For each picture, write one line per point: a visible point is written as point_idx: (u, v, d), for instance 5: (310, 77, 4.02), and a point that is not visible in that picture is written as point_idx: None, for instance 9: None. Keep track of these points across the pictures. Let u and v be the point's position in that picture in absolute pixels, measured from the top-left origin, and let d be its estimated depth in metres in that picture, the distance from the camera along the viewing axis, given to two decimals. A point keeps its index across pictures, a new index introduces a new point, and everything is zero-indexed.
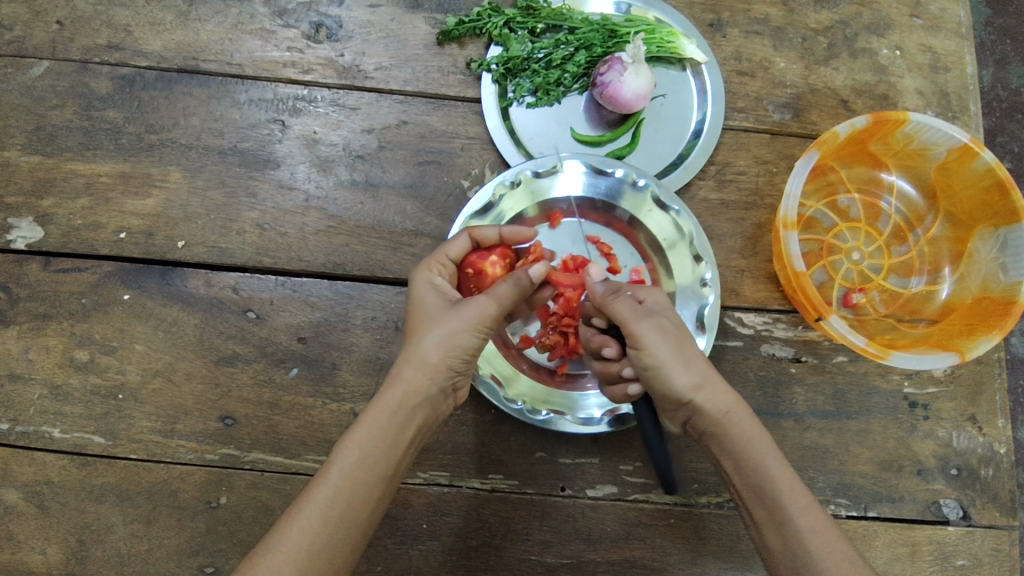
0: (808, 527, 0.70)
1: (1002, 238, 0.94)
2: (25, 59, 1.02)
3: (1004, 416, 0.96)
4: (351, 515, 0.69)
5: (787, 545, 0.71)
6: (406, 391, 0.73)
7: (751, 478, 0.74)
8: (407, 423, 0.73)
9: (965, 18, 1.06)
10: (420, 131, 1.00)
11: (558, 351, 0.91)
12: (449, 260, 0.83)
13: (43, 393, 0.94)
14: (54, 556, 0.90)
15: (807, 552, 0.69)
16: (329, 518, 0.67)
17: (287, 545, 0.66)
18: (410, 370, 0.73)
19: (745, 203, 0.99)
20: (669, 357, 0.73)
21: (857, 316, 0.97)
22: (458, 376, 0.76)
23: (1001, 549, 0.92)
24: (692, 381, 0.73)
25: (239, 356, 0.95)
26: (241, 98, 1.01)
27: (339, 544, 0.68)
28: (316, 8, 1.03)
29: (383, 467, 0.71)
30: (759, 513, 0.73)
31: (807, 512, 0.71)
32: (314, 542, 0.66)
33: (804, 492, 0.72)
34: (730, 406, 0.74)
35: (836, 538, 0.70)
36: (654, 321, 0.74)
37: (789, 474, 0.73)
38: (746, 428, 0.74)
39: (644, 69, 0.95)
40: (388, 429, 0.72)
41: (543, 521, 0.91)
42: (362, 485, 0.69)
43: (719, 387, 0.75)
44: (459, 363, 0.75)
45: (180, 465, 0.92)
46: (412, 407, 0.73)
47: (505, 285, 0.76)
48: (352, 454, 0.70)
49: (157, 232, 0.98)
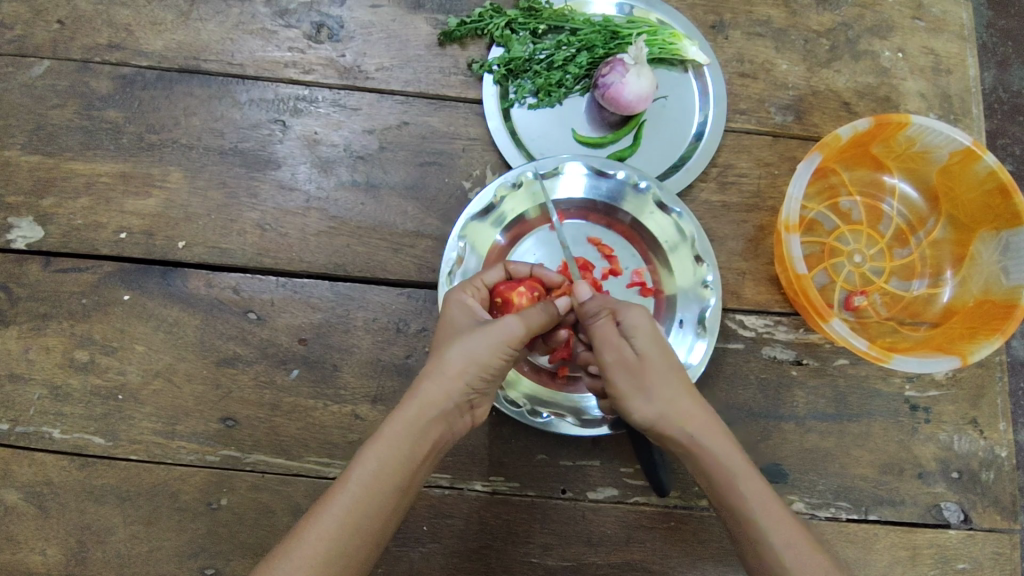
0: (781, 543, 0.70)
1: (1003, 241, 0.94)
2: (25, 58, 1.02)
3: (1005, 420, 0.96)
4: (367, 525, 0.68)
5: (762, 559, 0.71)
6: (424, 405, 0.72)
7: (723, 496, 0.73)
8: (426, 436, 0.72)
9: (968, 21, 1.06)
10: (421, 131, 1.00)
11: (558, 354, 0.91)
12: (483, 285, 0.84)
13: (43, 393, 0.94)
14: (54, 557, 0.90)
15: (782, 567, 0.69)
16: (345, 527, 0.67)
17: (304, 551, 0.66)
18: (430, 383, 0.73)
19: (747, 206, 0.99)
20: (631, 388, 0.75)
21: (858, 319, 0.97)
22: (475, 394, 0.75)
23: (1002, 553, 0.92)
24: (652, 413, 0.74)
25: (240, 357, 0.94)
26: (242, 98, 1.01)
27: (353, 551, 0.68)
28: (317, 8, 1.03)
29: (399, 478, 0.70)
30: (733, 528, 0.74)
31: (780, 526, 0.71)
32: (330, 550, 0.66)
33: (777, 506, 0.72)
34: (696, 430, 0.74)
35: (810, 550, 0.70)
36: (618, 353, 0.75)
37: (761, 492, 0.72)
38: (712, 449, 0.73)
39: (646, 71, 0.95)
40: (406, 441, 0.71)
41: (544, 524, 0.91)
42: (379, 496, 0.69)
43: (684, 411, 0.74)
44: (479, 380, 0.74)
45: (181, 466, 0.92)
46: (432, 421, 0.72)
47: (538, 310, 0.77)
48: (369, 465, 0.69)
49: (158, 233, 0.98)
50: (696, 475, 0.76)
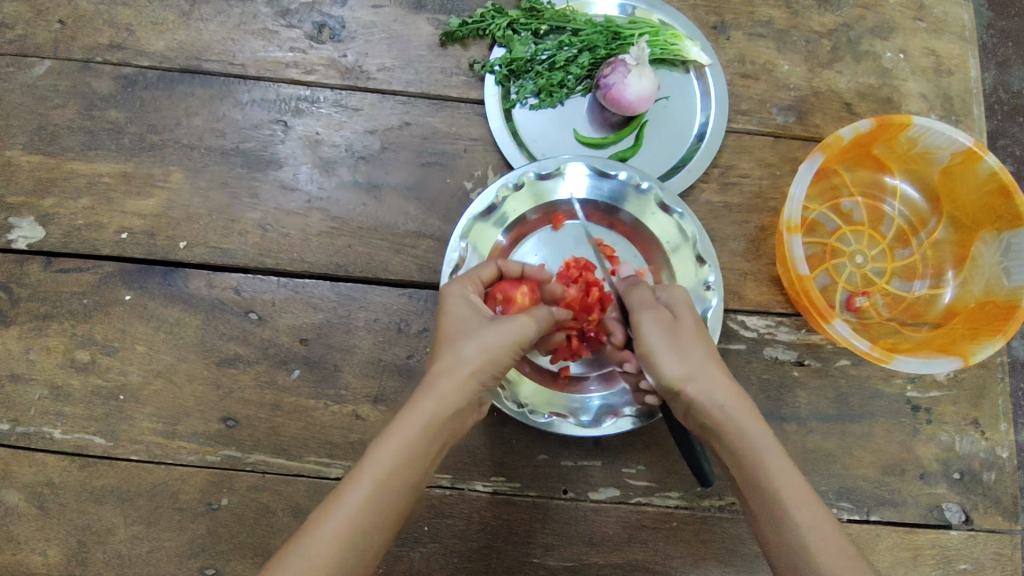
0: (805, 523, 0.66)
1: (1005, 242, 0.94)
2: (27, 58, 1.02)
3: (1006, 421, 0.96)
4: (382, 522, 0.67)
5: (787, 539, 0.67)
6: (440, 400, 0.71)
7: (746, 470, 0.71)
8: (442, 433, 0.71)
9: (969, 22, 1.06)
10: (423, 132, 1.00)
11: (560, 355, 0.91)
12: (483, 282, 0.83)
13: (44, 393, 0.94)
14: (54, 558, 0.90)
15: (806, 548, 0.65)
16: (361, 524, 0.65)
17: (317, 548, 0.63)
18: (443, 378, 0.72)
19: (749, 206, 0.99)
20: (661, 345, 0.76)
21: (860, 320, 0.97)
22: (485, 391, 0.75)
23: (1003, 554, 0.92)
24: (681, 371, 0.74)
25: (241, 357, 0.94)
26: (244, 98, 1.01)
27: (367, 549, 0.66)
28: (319, 8, 1.03)
29: (414, 474, 0.69)
30: (756, 507, 0.70)
31: (806, 505, 0.67)
32: (343, 547, 0.64)
33: (803, 486, 0.69)
34: (724, 399, 0.74)
35: (837, 534, 0.66)
36: (656, 311, 0.78)
37: (787, 467, 0.70)
38: (739, 419, 0.73)
39: (648, 71, 0.95)
40: (422, 435, 0.70)
41: (545, 524, 0.90)
42: (394, 492, 0.67)
43: (713, 378, 0.75)
44: (494, 378, 0.75)
45: (181, 467, 0.92)
46: (447, 418, 0.72)
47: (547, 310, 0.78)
48: (384, 460, 0.68)
49: (159, 233, 0.98)
50: (720, 448, 0.74)
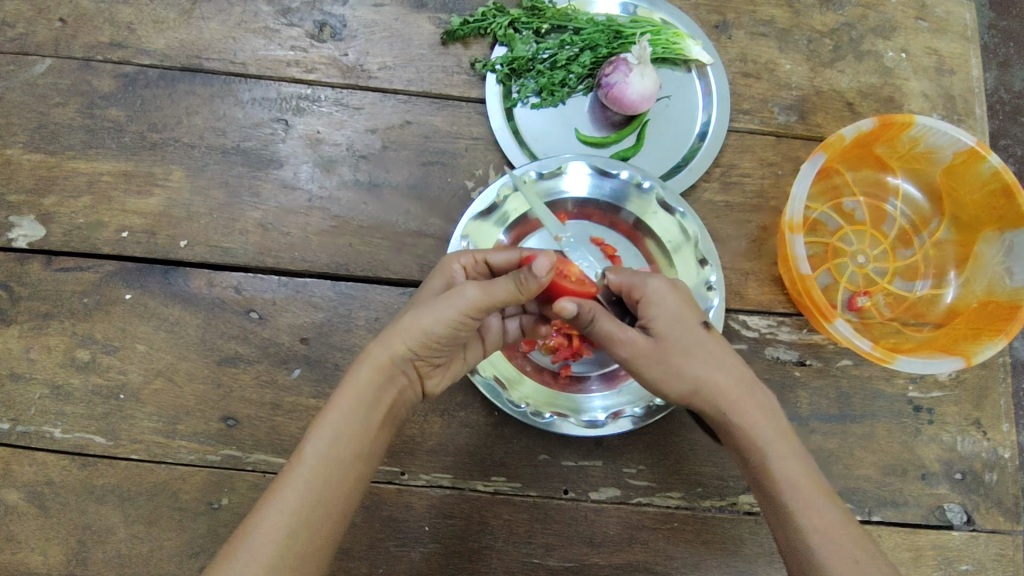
0: (810, 527, 0.70)
1: (1008, 242, 0.93)
2: (27, 57, 1.02)
3: (1008, 421, 0.95)
4: (328, 494, 0.68)
5: (792, 540, 0.72)
6: (372, 368, 0.72)
7: (755, 473, 0.75)
8: (377, 402, 0.72)
9: (971, 22, 1.06)
10: (424, 131, 1.00)
11: (563, 353, 0.90)
12: (485, 262, 0.81)
13: (44, 392, 0.94)
14: (54, 557, 0.90)
15: (808, 552, 0.70)
16: (306, 497, 0.67)
17: (266, 527, 0.65)
18: (377, 348, 0.72)
19: (751, 206, 0.99)
20: (656, 374, 0.76)
21: (861, 320, 0.97)
22: (422, 360, 0.75)
23: (1005, 554, 0.92)
24: (684, 389, 0.76)
25: (242, 357, 0.94)
26: (244, 97, 1.01)
27: (317, 523, 0.67)
28: (320, 7, 1.03)
29: (356, 445, 0.71)
30: (767, 509, 0.75)
31: (813, 510, 0.71)
32: (293, 522, 0.66)
33: (813, 489, 0.72)
34: (727, 405, 0.76)
35: (843, 537, 0.69)
36: (634, 343, 0.75)
37: (794, 471, 0.73)
38: (748, 423, 0.75)
39: (650, 70, 0.94)
40: (357, 407, 0.71)
41: (546, 525, 0.90)
42: (337, 463, 0.69)
43: (717, 386, 0.76)
44: (425, 348, 0.73)
45: (182, 466, 0.92)
46: (379, 387, 0.72)
47: (505, 282, 0.71)
48: (326, 432, 0.70)
49: (159, 232, 0.98)
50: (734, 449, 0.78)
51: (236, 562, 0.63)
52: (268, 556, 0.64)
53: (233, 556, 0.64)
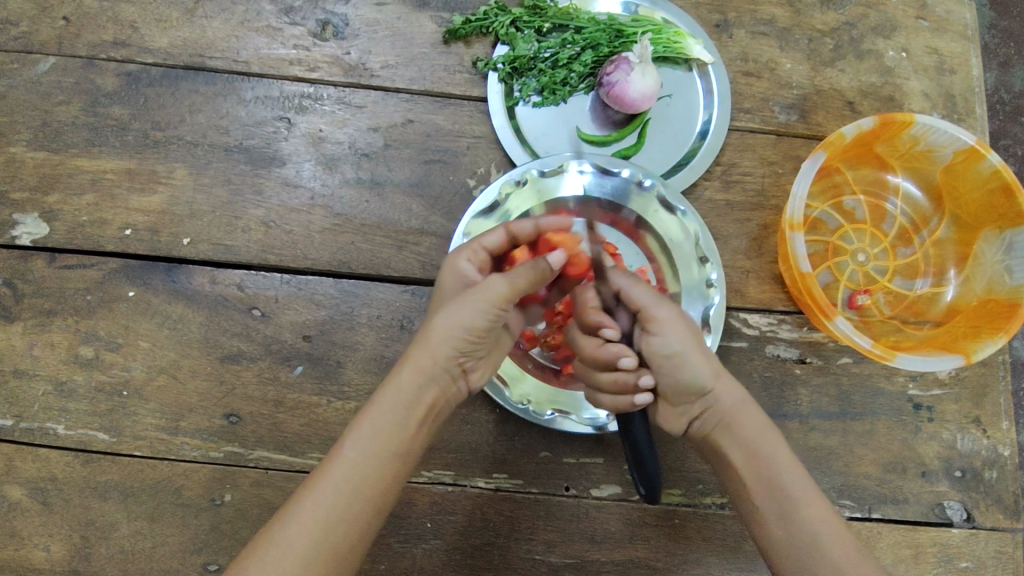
0: (818, 518, 0.71)
1: (1007, 240, 0.94)
2: (31, 55, 1.02)
3: (1008, 419, 0.96)
4: (364, 492, 0.68)
5: (794, 537, 0.71)
6: (414, 370, 0.72)
7: (762, 468, 0.74)
8: (418, 402, 0.72)
9: (971, 21, 1.06)
10: (426, 129, 1.00)
11: (564, 351, 0.93)
12: (484, 249, 0.82)
13: (48, 389, 0.94)
14: (58, 553, 0.90)
15: (819, 542, 0.69)
16: (342, 493, 0.68)
17: (301, 519, 0.66)
18: (418, 350, 0.73)
19: (751, 204, 0.99)
20: (688, 347, 0.75)
21: (861, 318, 0.97)
22: (465, 357, 0.75)
23: (1005, 552, 0.92)
24: (709, 370, 0.76)
25: (244, 354, 0.95)
26: (247, 95, 1.01)
27: (353, 519, 0.67)
28: (322, 6, 1.03)
29: (394, 445, 0.70)
30: (766, 508, 0.73)
31: (816, 507, 0.72)
32: (329, 517, 0.66)
33: (812, 489, 0.74)
34: (741, 398, 0.77)
35: (845, 535, 0.71)
36: (675, 308, 0.78)
37: (798, 468, 0.74)
38: (756, 420, 0.77)
39: (651, 69, 0.95)
40: (400, 406, 0.71)
41: (548, 521, 0.91)
42: (374, 461, 0.69)
43: (729, 379, 0.78)
44: (468, 343, 0.73)
45: (185, 462, 0.92)
46: (422, 387, 0.72)
47: (524, 267, 0.76)
48: (365, 430, 0.70)
49: (162, 229, 0.98)
50: (732, 446, 0.77)
51: (270, 551, 0.64)
52: (304, 548, 0.65)
53: (266, 547, 0.65)
